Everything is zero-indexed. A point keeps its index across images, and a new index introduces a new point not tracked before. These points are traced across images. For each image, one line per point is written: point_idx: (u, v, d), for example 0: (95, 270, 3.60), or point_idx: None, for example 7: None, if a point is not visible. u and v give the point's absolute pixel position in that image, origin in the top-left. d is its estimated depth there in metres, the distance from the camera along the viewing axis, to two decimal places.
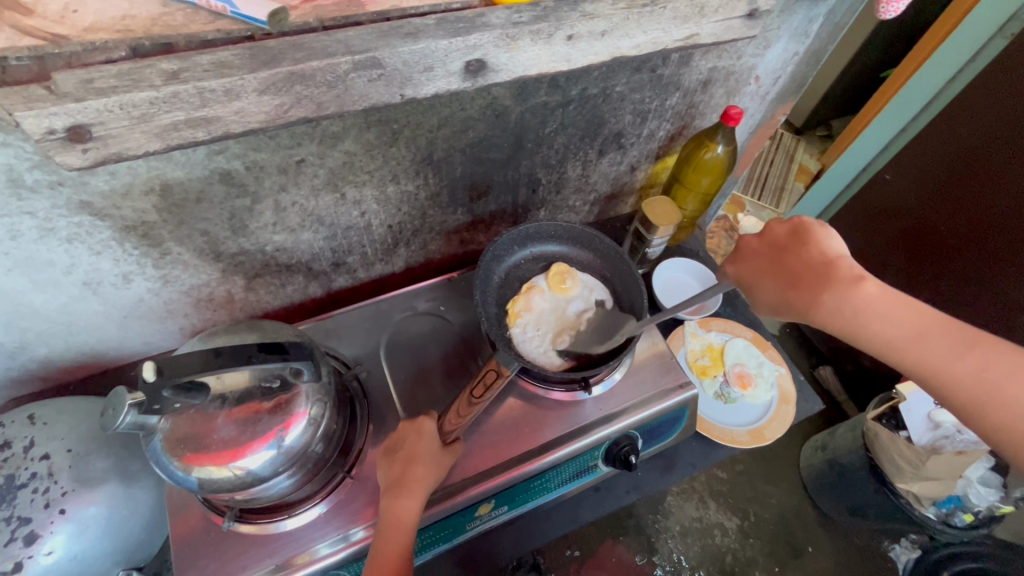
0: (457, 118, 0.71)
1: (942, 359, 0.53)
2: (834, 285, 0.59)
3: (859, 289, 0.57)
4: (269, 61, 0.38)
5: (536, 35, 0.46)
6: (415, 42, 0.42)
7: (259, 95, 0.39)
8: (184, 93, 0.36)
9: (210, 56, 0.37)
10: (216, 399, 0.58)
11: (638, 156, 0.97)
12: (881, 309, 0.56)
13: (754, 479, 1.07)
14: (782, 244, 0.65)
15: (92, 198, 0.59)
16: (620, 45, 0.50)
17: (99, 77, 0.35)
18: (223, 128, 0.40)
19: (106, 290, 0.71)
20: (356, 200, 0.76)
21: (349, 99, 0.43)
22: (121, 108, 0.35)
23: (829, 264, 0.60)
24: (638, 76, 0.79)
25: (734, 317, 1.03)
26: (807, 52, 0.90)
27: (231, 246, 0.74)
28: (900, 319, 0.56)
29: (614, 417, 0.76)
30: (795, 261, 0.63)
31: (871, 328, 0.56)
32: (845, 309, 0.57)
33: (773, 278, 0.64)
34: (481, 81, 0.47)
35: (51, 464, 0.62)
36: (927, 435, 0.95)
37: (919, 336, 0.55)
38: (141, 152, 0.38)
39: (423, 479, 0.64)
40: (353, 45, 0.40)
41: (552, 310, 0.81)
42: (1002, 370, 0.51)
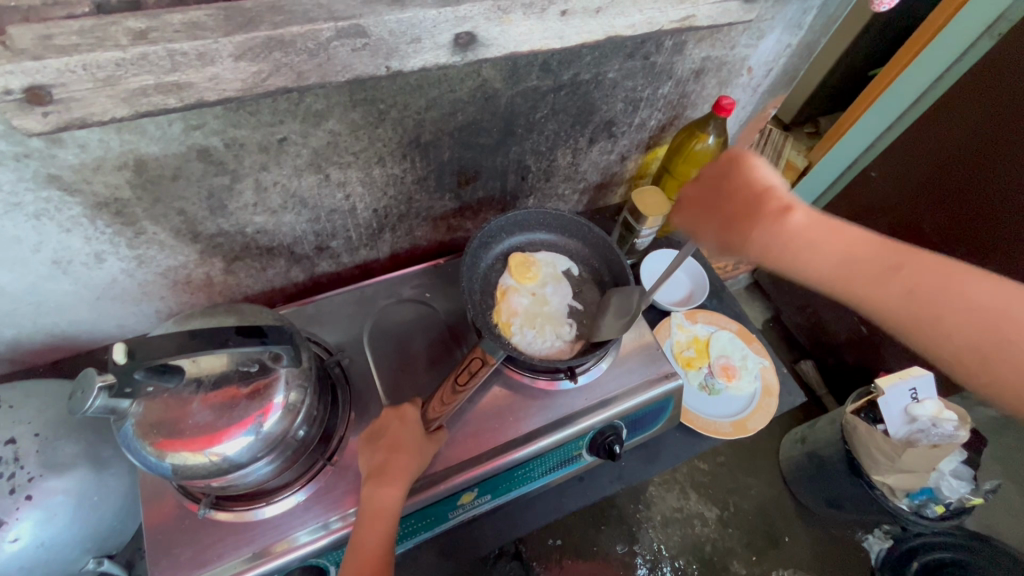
0: (445, 100, 0.69)
1: (873, 284, 0.54)
2: (767, 222, 0.59)
3: (795, 224, 0.58)
4: (246, 24, 0.36)
5: (529, 8, 0.44)
6: (402, 10, 0.40)
7: (236, 61, 0.37)
8: (154, 55, 0.34)
9: (182, 16, 0.36)
10: (191, 383, 0.56)
11: (628, 145, 0.96)
12: (818, 240, 0.57)
13: (734, 471, 1.09)
14: (713, 178, 0.65)
15: (61, 171, 0.56)
16: (614, 24, 0.49)
17: (60, 34, 0.33)
18: (197, 95, 0.37)
19: (77, 270, 0.69)
20: (341, 181, 0.74)
21: (331, 69, 0.41)
22: (83, 69, 0.33)
23: (759, 199, 0.60)
24: (630, 63, 0.78)
25: (720, 309, 1.03)
26: (800, 45, 0.90)
27: (210, 227, 0.71)
28: (827, 247, 0.57)
29: (597, 408, 0.76)
30: (730, 203, 0.62)
31: (818, 264, 0.57)
32: (780, 245, 0.58)
33: (717, 223, 0.63)
34: (471, 55, 0.45)
35: (17, 449, 0.59)
36: (904, 428, 0.96)
37: (867, 265, 0.55)
38: (108, 118, 0.36)
39: (406, 468, 0.63)
40: (336, 12, 0.39)
41: (532, 302, 0.80)
42: (934, 289, 0.52)
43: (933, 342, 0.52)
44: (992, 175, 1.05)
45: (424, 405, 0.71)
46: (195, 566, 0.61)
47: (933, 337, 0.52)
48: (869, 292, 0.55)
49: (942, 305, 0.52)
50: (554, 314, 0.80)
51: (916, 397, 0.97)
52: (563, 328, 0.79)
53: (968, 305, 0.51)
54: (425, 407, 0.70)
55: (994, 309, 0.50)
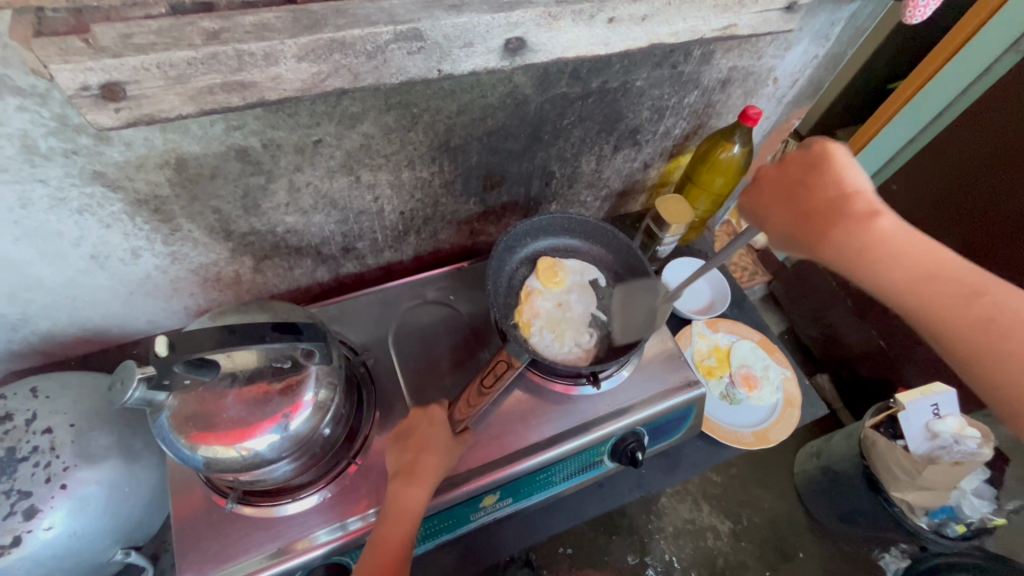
0: (477, 105, 0.70)
1: (947, 302, 0.52)
2: (848, 220, 0.56)
3: (886, 231, 0.55)
4: (312, 26, 0.37)
5: (579, 14, 0.45)
6: (459, 15, 0.41)
7: (298, 61, 0.38)
8: (223, 55, 0.35)
9: (251, 17, 0.36)
10: (226, 377, 0.57)
11: (651, 153, 0.97)
12: (911, 255, 0.54)
13: (748, 483, 1.07)
14: (795, 174, 0.62)
15: (106, 168, 0.58)
16: (658, 31, 0.49)
17: (138, 32, 0.34)
18: (259, 93, 0.39)
19: (113, 265, 0.70)
20: (371, 184, 0.75)
21: (386, 71, 0.42)
22: (156, 68, 0.34)
23: (850, 198, 0.58)
24: (658, 72, 0.78)
25: (741, 319, 1.02)
26: (826, 56, 0.91)
27: (243, 225, 0.73)
28: (908, 255, 0.54)
29: (621, 414, 0.76)
30: (811, 193, 0.60)
31: (896, 271, 0.54)
32: (857, 245, 0.55)
33: (788, 214, 0.61)
34: (519, 60, 0.46)
35: (53, 439, 0.60)
36: (925, 444, 0.96)
37: (947, 283, 0.52)
38: (175, 114, 0.38)
39: (431, 469, 0.63)
40: (397, 15, 0.40)
41: (555, 306, 0.81)
42: (1006, 317, 0.50)
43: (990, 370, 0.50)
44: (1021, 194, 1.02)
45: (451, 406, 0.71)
46: (219, 560, 0.62)
47: (1001, 370, 0.49)
48: (935, 303, 0.52)
49: (1013, 338, 0.49)
50: (577, 321, 0.80)
51: (938, 413, 0.97)
52: (583, 336, 0.79)
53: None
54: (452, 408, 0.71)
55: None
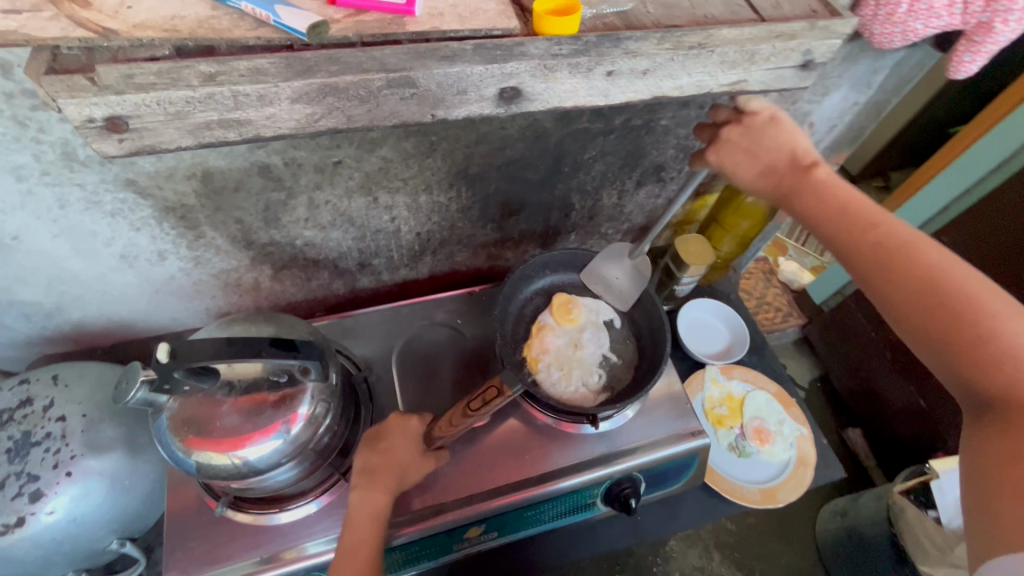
0: (495, 136, 0.71)
1: (857, 237, 0.53)
2: (792, 178, 0.57)
3: (823, 180, 0.55)
4: (306, 71, 0.39)
5: (576, 67, 0.45)
6: (450, 65, 0.42)
7: (292, 102, 0.40)
8: (219, 95, 0.37)
9: (247, 62, 0.38)
10: (224, 386, 0.58)
11: (676, 191, 0.95)
12: (844, 198, 0.54)
13: (766, 534, 1.01)
14: (755, 132, 0.57)
15: (138, 177, 0.61)
16: (662, 85, 0.49)
17: (140, 73, 0.36)
18: (254, 131, 0.40)
19: (141, 265, 0.74)
20: (388, 205, 0.77)
21: (379, 114, 0.43)
22: (157, 104, 0.36)
23: (794, 152, 0.57)
24: (684, 112, 0.77)
25: (760, 367, 0.98)
26: (868, 103, 0.87)
27: (263, 236, 0.75)
28: (838, 203, 0.54)
29: (616, 457, 0.74)
30: (768, 148, 0.57)
31: (824, 210, 0.55)
32: (805, 199, 0.56)
33: (743, 166, 0.58)
34: (514, 108, 0.47)
35: (65, 426, 0.64)
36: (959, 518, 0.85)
37: (859, 214, 0.54)
38: (174, 146, 0.39)
39: (394, 475, 0.64)
40: (388, 63, 0.41)
41: (567, 344, 0.79)
42: (906, 250, 0.51)
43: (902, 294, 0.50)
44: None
45: (431, 422, 0.70)
46: (206, 562, 0.63)
47: (898, 292, 0.50)
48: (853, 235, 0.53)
49: (917, 260, 0.50)
50: (588, 361, 0.79)
51: None
52: (590, 377, 0.77)
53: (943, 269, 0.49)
54: (431, 424, 0.69)
55: (961, 277, 0.49)
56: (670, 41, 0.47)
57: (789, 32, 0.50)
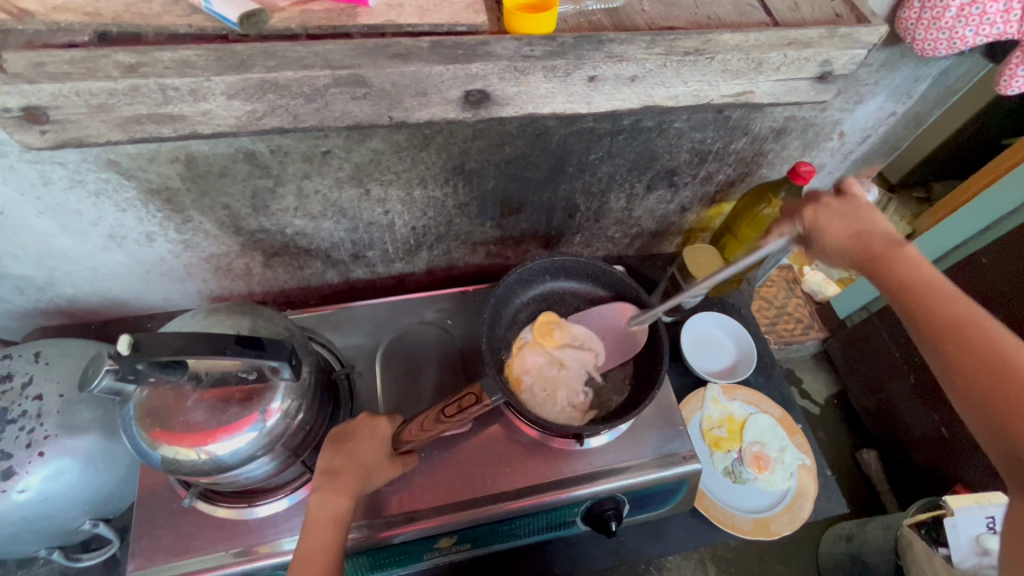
0: (493, 132, 0.67)
1: (940, 317, 0.50)
2: (878, 250, 0.56)
3: (914, 258, 0.54)
4: (237, 66, 0.40)
5: (551, 71, 0.46)
6: (405, 64, 0.43)
7: (228, 99, 0.41)
8: (143, 87, 0.39)
9: (171, 53, 0.40)
10: (192, 379, 0.57)
11: (690, 197, 0.89)
12: (936, 280, 0.52)
13: (764, 552, 0.98)
14: (842, 203, 0.59)
15: (120, 158, 0.60)
16: (652, 94, 0.49)
17: (51, 61, 0.38)
18: (190, 126, 0.42)
19: (130, 245, 0.73)
20: (381, 198, 0.74)
21: (328, 114, 0.44)
22: (77, 94, 0.38)
23: (881, 230, 0.57)
24: (700, 115, 0.72)
25: (766, 388, 0.93)
26: (907, 114, 0.80)
27: (252, 223, 0.73)
28: (922, 278, 0.53)
29: (601, 476, 0.70)
30: (863, 220, 0.58)
31: (915, 282, 0.53)
32: (888, 271, 0.55)
33: (834, 224, 0.59)
34: (483, 111, 0.47)
35: (41, 405, 0.64)
36: (971, 560, 0.78)
37: (949, 293, 0.51)
38: (103, 139, 0.41)
39: (358, 477, 0.62)
40: (332, 60, 0.42)
41: (550, 364, 0.74)
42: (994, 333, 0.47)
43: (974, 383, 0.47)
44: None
45: (402, 424, 0.68)
46: (172, 552, 0.63)
47: (976, 379, 0.46)
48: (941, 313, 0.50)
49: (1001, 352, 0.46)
50: (570, 383, 0.73)
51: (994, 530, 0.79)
52: (577, 396, 0.73)
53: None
54: (402, 426, 0.67)
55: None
56: (661, 45, 0.46)
57: (804, 39, 0.50)
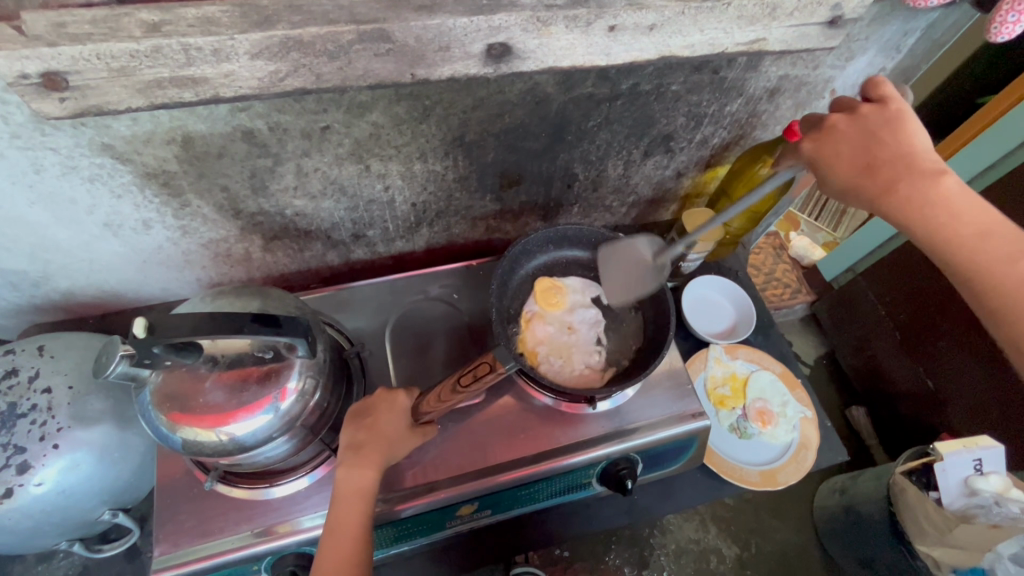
0: (493, 101, 0.67)
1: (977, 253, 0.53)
2: (918, 176, 0.55)
3: (948, 188, 0.54)
4: (261, 22, 0.38)
5: (572, 22, 0.44)
6: (430, 17, 0.41)
7: (252, 59, 0.40)
8: (166, 48, 0.37)
9: (193, 10, 0.38)
10: (207, 361, 0.57)
11: (686, 162, 0.90)
12: (957, 209, 0.54)
13: (760, 510, 1.04)
14: (870, 123, 0.57)
15: (114, 140, 0.58)
16: (669, 43, 0.49)
17: (71, 21, 0.36)
18: (212, 90, 0.41)
19: (126, 233, 0.71)
20: (381, 173, 0.73)
21: (351, 72, 0.42)
22: (97, 58, 0.37)
23: (917, 156, 0.56)
24: (696, 77, 0.72)
25: (764, 347, 0.96)
26: (896, 70, 0.81)
27: (251, 205, 0.72)
28: (961, 211, 0.54)
29: (614, 436, 0.72)
30: (886, 143, 0.56)
31: (935, 217, 0.54)
32: (927, 203, 0.54)
33: (845, 158, 0.58)
34: (504, 67, 0.46)
35: (51, 398, 0.63)
36: (960, 500, 0.82)
37: (967, 220, 0.54)
38: (123, 106, 0.40)
39: (383, 452, 0.62)
40: (357, 14, 0.40)
41: (559, 330, 0.77)
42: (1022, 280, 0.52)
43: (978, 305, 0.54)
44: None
45: (419, 397, 0.68)
46: (196, 535, 0.63)
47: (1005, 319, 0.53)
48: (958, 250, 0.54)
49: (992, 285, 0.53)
50: (582, 345, 0.76)
51: (980, 469, 0.83)
52: (592, 356, 0.75)
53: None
54: (419, 398, 0.68)
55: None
56: None
57: None
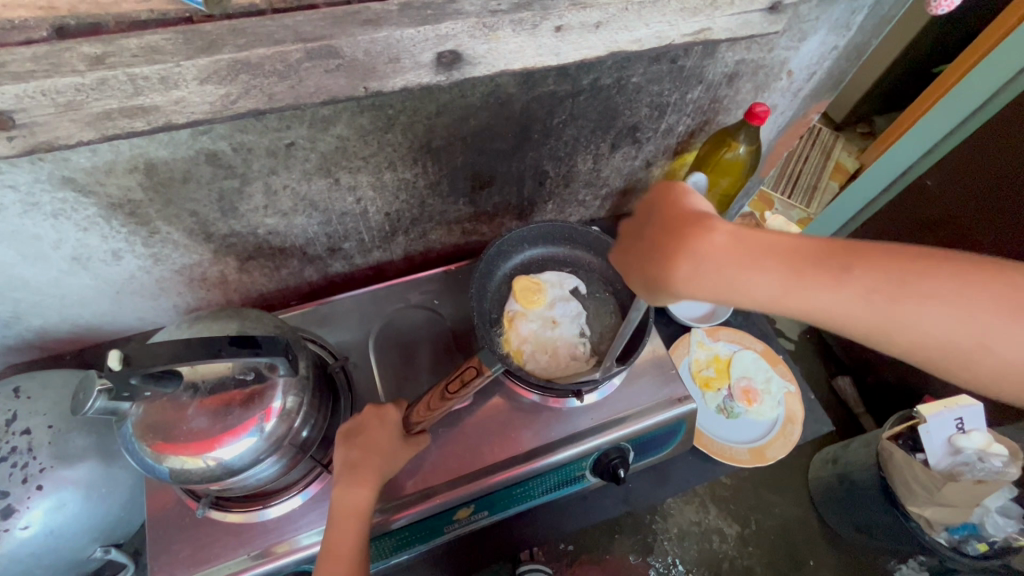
0: (457, 106, 0.67)
1: (814, 292, 0.43)
2: (688, 239, 0.47)
3: (715, 242, 0.46)
4: (208, 47, 0.37)
5: (518, 25, 0.44)
6: (376, 30, 0.40)
7: (200, 83, 0.38)
8: (112, 79, 0.36)
9: (137, 40, 0.37)
10: (188, 388, 0.56)
11: (654, 151, 0.91)
12: (744, 264, 0.45)
13: (760, 486, 0.99)
14: (647, 215, 0.54)
15: (74, 173, 0.57)
16: (618, 39, 0.49)
17: (13, 60, 0.35)
18: (164, 117, 0.39)
19: (96, 266, 0.70)
20: (351, 185, 0.73)
21: (304, 91, 0.41)
22: (42, 94, 0.35)
23: (681, 219, 0.49)
24: (655, 67, 0.73)
25: (745, 326, 0.98)
26: (848, 47, 0.83)
27: (222, 227, 0.72)
28: (760, 264, 0.45)
29: (604, 427, 0.73)
30: (661, 225, 0.51)
31: (766, 297, 0.45)
32: (716, 268, 0.46)
33: (642, 262, 0.52)
34: (456, 74, 0.45)
35: (31, 439, 0.62)
36: (947, 459, 0.86)
37: (810, 276, 0.44)
38: (75, 141, 0.38)
39: (378, 469, 0.62)
40: (302, 31, 0.39)
41: (542, 326, 0.78)
42: (873, 296, 0.42)
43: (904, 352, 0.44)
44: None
45: (408, 408, 0.69)
46: (193, 564, 0.63)
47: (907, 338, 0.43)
48: (827, 317, 0.43)
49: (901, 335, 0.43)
50: (567, 338, 0.77)
51: (962, 428, 0.88)
52: (576, 347, 0.76)
53: (930, 319, 0.42)
54: (409, 409, 0.68)
55: (952, 321, 0.41)
56: None
57: None
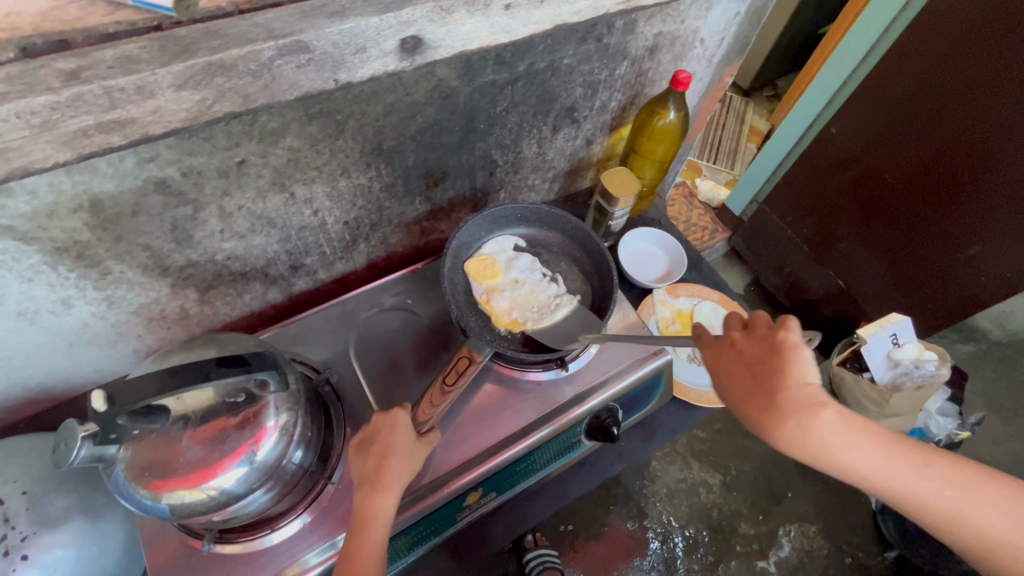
0: (402, 104, 0.68)
1: (905, 476, 0.53)
2: (796, 412, 0.52)
3: (827, 421, 0.52)
4: (182, 53, 0.37)
5: (471, 6, 0.45)
6: (343, 21, 0.40)
7: (176, 91, 0.37)
8: (88, 95, 0.34)
9: (112, 51, 0.35)
10: (178, 421, 0.55)
11: (592, 129, 0.96)
12: (851, 442, 0.52)
13: (732, 437, 1.38)
14: (752, 351, 0.57)
15: (12, 221, 0.54)
16: (561, 12, 0.51)
17: None
18: (141, 129, 0.38)
19: (44, 319, 0.66)
20: (307, 198, 0.73)
21: (278, 88, 0.42)
22: (16, 117, 0.33)
23: (794, 387, 0.54)
24: (584, 47, 0.77)
25: (700, 281, 1.05)
26: (749, 12, 0.90)
27: (178, 259, 0.70)
28: (863, 442, 0.53)
29: (592, 392, 0.77)
30: (769, 372, 0.55)
31: (888, 481, 0.53)
32: (817, 442, 0.52)
33: (744, 391, 0.55)
34: (418, 59, 0.46)
35: (6, 509, 0.61)
36: (888, 373, 1.13)
37: (901, 463, 0.53)
38: (50, 164, 0.36)
39: (399, 474, 0.62)
40: (274, 30, 0.39)
41: (513, 289, 0.80)
42: (950, 485, 0.53)
43: (962, 540, 0.54)
44: (969, 119, 1.11)
45: (412, 408, 0.69)
46: None
47: (962, 532, 0.53)
48: (924, 500, 0.53)
49: (970, 526, 0.53)
50: (537, 288, 0.81)
51: (896, 343, 1.13)
52: (550, 290, 0.81)
53: (990, 519, 0.53)
54: (413, 410, 0.69)
55: (1011, 524, 0.53)
56: None
57: None
